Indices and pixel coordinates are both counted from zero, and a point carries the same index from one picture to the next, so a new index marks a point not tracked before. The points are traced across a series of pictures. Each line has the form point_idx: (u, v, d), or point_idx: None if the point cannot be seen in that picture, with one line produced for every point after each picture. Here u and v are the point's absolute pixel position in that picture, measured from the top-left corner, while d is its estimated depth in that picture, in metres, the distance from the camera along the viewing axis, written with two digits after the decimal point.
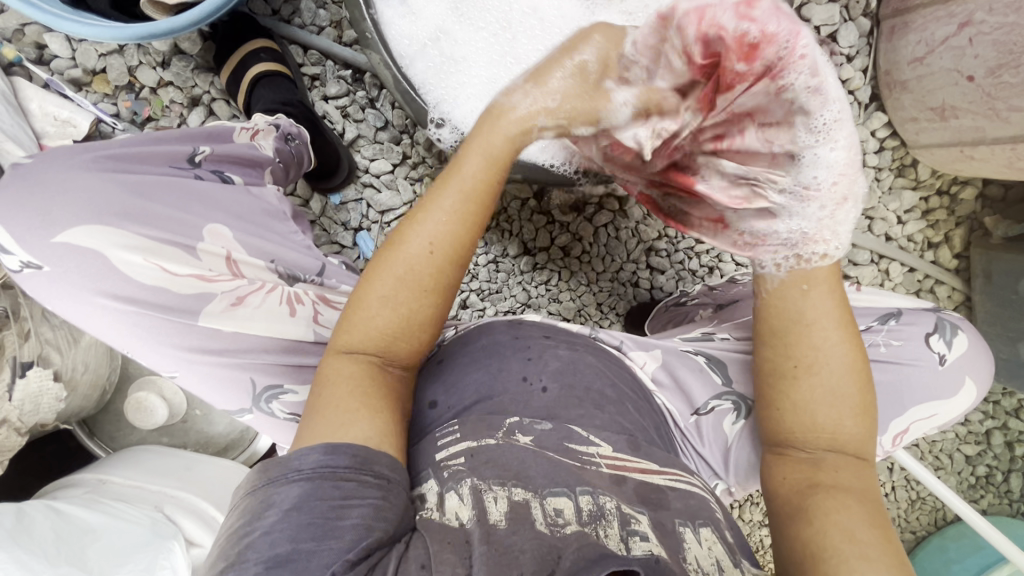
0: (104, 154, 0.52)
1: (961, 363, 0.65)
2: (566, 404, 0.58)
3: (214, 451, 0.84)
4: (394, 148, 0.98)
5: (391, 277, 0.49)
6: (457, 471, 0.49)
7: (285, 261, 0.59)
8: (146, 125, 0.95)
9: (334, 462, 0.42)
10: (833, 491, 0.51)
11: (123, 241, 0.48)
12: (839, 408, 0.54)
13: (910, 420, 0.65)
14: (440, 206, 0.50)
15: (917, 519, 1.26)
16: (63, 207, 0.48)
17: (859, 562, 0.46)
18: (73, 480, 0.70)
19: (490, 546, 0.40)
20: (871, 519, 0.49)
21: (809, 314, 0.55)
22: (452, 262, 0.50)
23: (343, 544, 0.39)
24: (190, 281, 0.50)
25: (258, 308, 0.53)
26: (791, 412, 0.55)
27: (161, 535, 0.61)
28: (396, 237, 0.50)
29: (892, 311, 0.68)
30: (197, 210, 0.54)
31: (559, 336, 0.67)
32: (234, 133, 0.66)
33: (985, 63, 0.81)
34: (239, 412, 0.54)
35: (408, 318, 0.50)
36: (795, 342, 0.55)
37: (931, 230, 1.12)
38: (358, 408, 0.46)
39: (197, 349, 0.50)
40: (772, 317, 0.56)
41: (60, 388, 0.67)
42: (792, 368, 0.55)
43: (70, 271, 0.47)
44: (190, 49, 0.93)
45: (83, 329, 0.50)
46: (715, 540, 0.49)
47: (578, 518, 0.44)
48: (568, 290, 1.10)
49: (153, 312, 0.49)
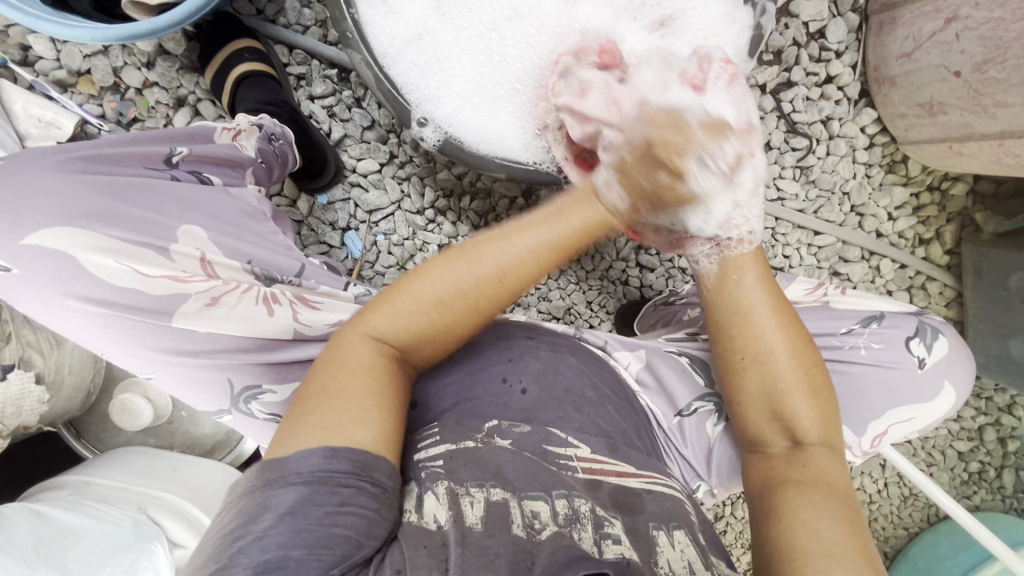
0: (76, 155, 0.52)
1: (941, 367, 0.64)
2: (545, 406, 0.58)
3: (200, 453, 0.84)
4: (380, 148, 0.98)
5: (453, 280, 0.51)
6: (435, 471, 0.48)
7: (262, 261, 0.59)
8: (132, 126, 0.95)
9: (335, 467, 0.41)
10: (800, 488, 0.52)
11: (95, 243, 0.48)
12: (792, 394, 0.56)
13: (887, 423, 0.65)
14: (566, 222, 0.53)
15: (910, 515, 1.26)
16: (32, 212, 0.47)
17: (825, 561, 0.45)
18: (58, 482, 0.70)
19: (465, 547, 0.41)
20: (839, 516, 0.49)
21: (747, 304, 0.58)
22: (511, 293, 0.53)
23: (333, 557, 0.38)
24: (165, 282, 0.50)
25: (232, 308, 0.52)
26: (757, 401, 0.58)
27: (142, 537, 0.61)
28: (473, 247, 0.52)
29: (874, 314, 0.67)
30: (177, 212, 0.55)
31: (541, 336, 0.67)
32: (216, 133, 0.66)
33: (971, 59, 0.80)
34: (218, 413, 0.54)
35: (446, 325, 0.52)
36: (740, 334, 0.58)
37: (922, 226, 1.12)
38: (373, 407, 0.45)
39: (171, 350, 0.50)
40: (717, 311, 0.60)
41: (42, 390, 0.67)
42: (743, 359, 0.58)
43: (39, 274, 0.47)
44: (175, 49, 0.93)
45: (61, 333, 0.50)
46: (688, 541, 0.49)
47: (553, 521, 0.44)
48: (557, 288, 1.10)
49: (126, 313, 0.48)
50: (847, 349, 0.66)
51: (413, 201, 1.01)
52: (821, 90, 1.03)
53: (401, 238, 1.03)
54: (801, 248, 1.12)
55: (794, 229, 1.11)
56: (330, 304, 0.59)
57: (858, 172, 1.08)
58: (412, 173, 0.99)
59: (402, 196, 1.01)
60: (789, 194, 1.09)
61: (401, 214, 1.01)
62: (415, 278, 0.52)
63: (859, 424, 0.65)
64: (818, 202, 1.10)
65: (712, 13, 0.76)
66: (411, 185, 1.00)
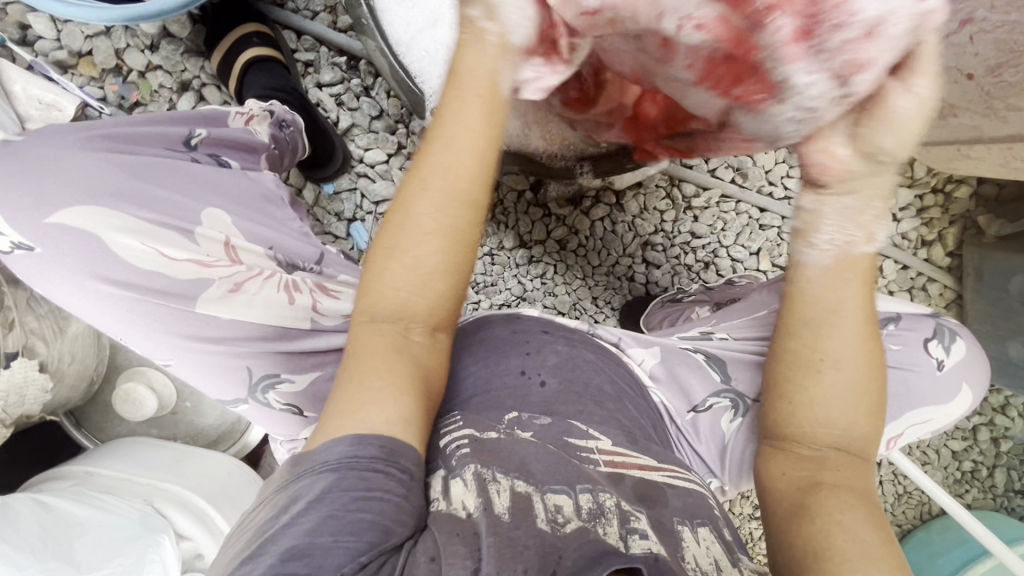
0: (101, 133, 0.51)
1: (959, 369, 0.65)
2: (564, 400, 0.58)
3: (204, 442, 0.83)
4: (388, 138, 0.97)
5: (412, 232, 0.49)
6: (463, 456, 0.48)
7: (284, 248, 0.57)
8: (134, 110, 0.93)
9: (362, 452, 0.41)
10: (838, 491, 0.50)
11: (121, 222, 0.47)
12: (856, 399, 0.53)
13: (906, 424, 0.66)
14: (466, 119, 0.48)
15: (904, 513, 1.28)
16: (57, 190, 0.46)
17: (862, 563, 0.45)
18: (60, 472, 0.69)
19: (497, 537, 0.40)
20: (871, 519, 0.49)
21: (835, 305, 0.51)
22: (459, 218, 0.49)
23: (361, 543, 0.38)
24: (191, 266, 0.49)
25: (255, 295, 0.51)
26: (815, 400, 0.53)
27: (150, 529, 0.60)
28: (405, 195, 0.50)
29: (891, 315, 0.68)
30: (201, 196, 0.53)
31: (557, 330, 0.67)
32: (229, 117, 0.64)
33: (985, 62, 0.80)
34: (234, 403, 0.53)
35: (432, 272, 0.49)
36: (817, 336, 0.52)
37: (926, 228, 1.13)
38: (383, 386, 0.46)
39: (193, 337, 0.49)
40: (797, 296, 0.53)
41: (45, 379, 0.65)
42: (819, 356, 0.52)
43: (64, 254, 0.46)
44: (179, 32, 0.91)
45: (79, 316, 0.49)
46: (713, 539, 0.49)
47: (577, 515, 0.44)
48: (564, 284, 1.10)
49: (152, 297, 0.47)
50: None
51: None
52: None
53: None
54: None
55: None
56: (349, 294, 0.59)
57: None
58: None
59: None
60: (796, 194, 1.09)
61: None
62: (376, 248, 0.51)
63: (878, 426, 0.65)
64: None
65: None
66: None
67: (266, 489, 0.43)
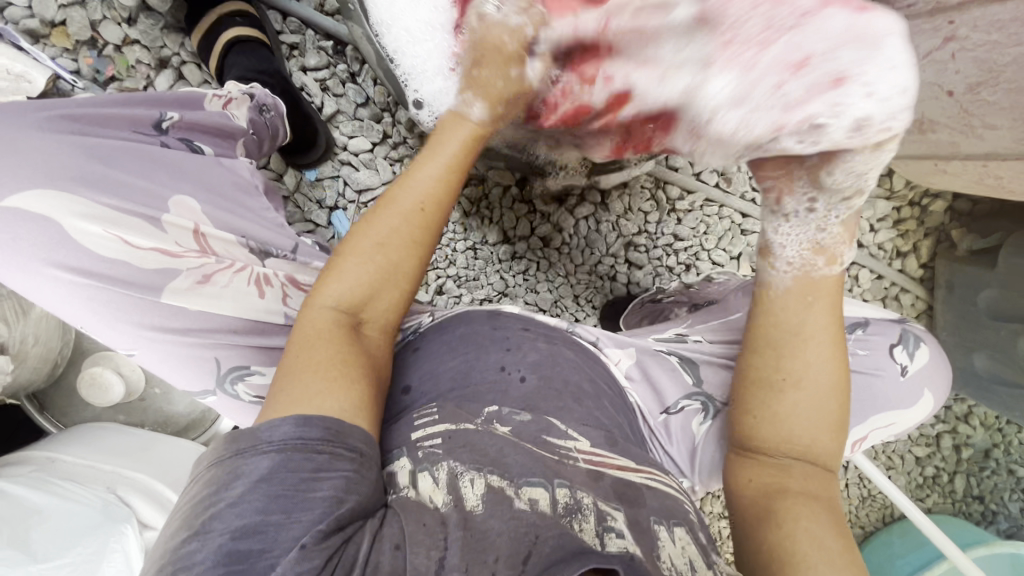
0: (62, 113, 0.49)
1: (923, 377, 0.65)
2: (544, 396, 0.60)
3: (173, 431, 0.81)
4: (374, 126, 0.95)
5: (386, 225, 0.53)
6: (434, 453, 0.49)
7: (257, 236, 0.55)
8: (109, 85, 0.90)
9: (307, 434, 0.42)
10: (801, 498, 0.52)
11: (83, 208, 0.45)
12: (818, 421, 0.54)
13: (870, 428, 0.67)
14: (453, 141, 0.57)
15: (867, 515, 1.32)
16: (15, 173, 0.44)
17: (823, 564, 0.47)
18: (19, 457, 0.67)
19: (465, 531, 0.42)
20: (836, 528, 0.50)
21: (806, 326, 0.54)
22: (438, 224, 0.55)
23: (314, 515, 0.39)
24: (155, 256, 0.47)
25: (226, 286, 0.50)
26: (778, 419, 0.54)
27: (111, 517, 0.59)
28: (390, 194, 0.54)
29: (859, 320, 0.68)
30: (169, 180, 0.51)
31: (537, 327, 0.69)
32: (206, 100, 0.62)
33: (966, 79, 0.81)
34: (203, 394, 0.51)
35: (392, 271, 0.53)
36: (787, 352, 0.54)
37: (901, 239, 1.16)
38: (336, 377, 0.47)
39: (158, 328, 0.47)
40: (761, 322, 0.55)
41: (6, 360, 0.63)
42: (783, 378, 0.54)
43: (20, 239, 0.44)
44: (159, 6, 0.87)
45: (39, 304, 0.46)
46: (688, 540, 0.50)
47: (553, 508, 0.45)
48: (546, 281, 1.10)
49: (113, 285, 0.45)
50: (835, 354, 0.66)
51: None
52: None
53: None
54: None
55: None
56: None
57: None
58: (405, 154, 0.98)
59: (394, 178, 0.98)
60: None
61: None
62: (349, 240, 0.53)
63: (842, 430, 0.66)
64: None
65: None
66: (403, 166, 0.98)
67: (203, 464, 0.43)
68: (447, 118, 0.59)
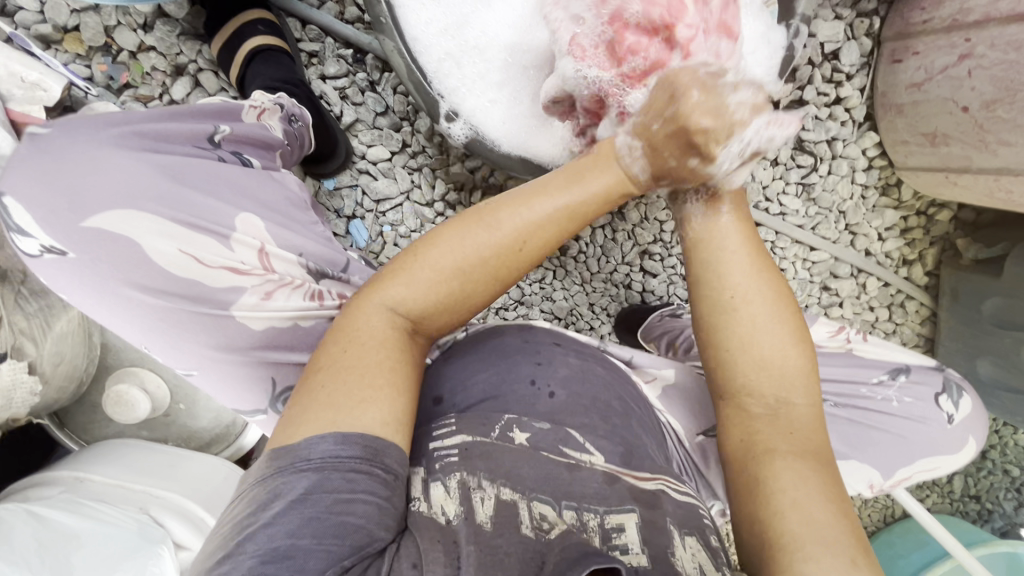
0: (133, 129, 0.49)
1: (968, 423, 0.67)
2: (572, 412, 0.59)
3: (196, 446, 0.80)
4: (393, 135, 0.95)
5: (473, 249, 0.52)
6: (451, 462, 0.50)
7: (313, 255, 0.56)
8: (122, 92, 0.88)
9: (345, 452, 0.44)
10: (788, 458, 0.51)
11: (160, 228, 0.46)
12: (773, 351, 0.55)
13: (915, 471, 0.67)
14: (588, 186, 0.54)
15: (868, 515, 1.35)
16: (96, 192, 0.45)
17: (817, 547, 0.45)
18: (46, 477, 0.66)
19: (477, 546, 0.43)
20: (825, 491, 0.49)
21: (727, 249, 0.57)
22: (530, 263, 0.54)
23: (342, 548, 0.40)
24: (224, 274, 0.48)
25: (289, 302, 0.51)
26: (736, 348, 0.56)
27: (149, 539, 0.59)
28: (492, 218, 0.53)
29: (901, 366, 0.68)
30: (235, 198, 0.51)
31: (568, 343, 0.68)
32: (243, 111, 0.61)
33: (981, 97, 0.83)
34: (252, 412, 0.52)
35: (463, 293, 0.53)
36: (719, 277, 0.56)
37: (908, 248, 1.18)
38: (382, 387, 0.48)
39: (222, 348, 0.48)
40: (695, 252, 0.58)
41: (35, 381, 0.62)
42: (731, 300, 0.56)
43: (98, 259, 0.45)
44: (176, 12, 0.86)
45: (100, 322, 0.47)
46: (701, 549, 0.49)
47: (560, 522, 0.46)
48: (562, 289, 1.11)
49: (184, 304, 0.47)
50: (880, 400, 0.66)
51: (423, 192, 0.98)
52: (829, 111, 1.06)
53: (408, 231, 1.00)
54: (796, 262, 1.16)
55: (792, 243, 1.15)
56: None
57: (855, 193, 1.12)
58: (424, 164, 0.97)
59: (412, 187, 0.98)
60: (791, 210, 1.12)
61: (409, 205, 0.98)
62: (431, 249, 0.53)
63: (888, 468, 0.66)
64: (815, 219, 1.14)
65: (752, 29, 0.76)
66: (421, 176, 0.97)
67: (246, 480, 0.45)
68: (597, 155, 0.55)
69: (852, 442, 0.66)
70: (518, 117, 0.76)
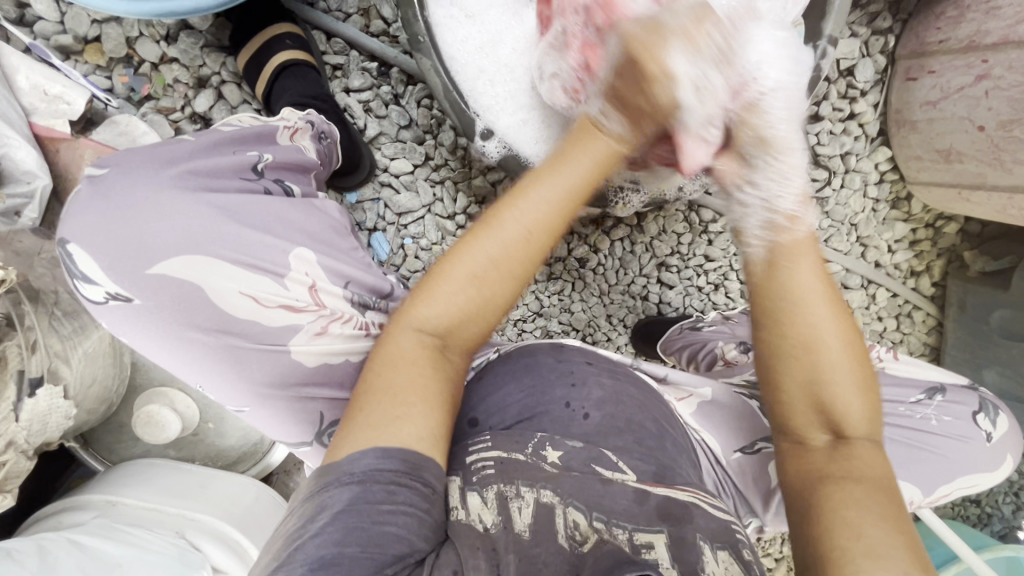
0: (189, 168, 0.50)
1: (1003, 442, 0.70)
2: (608, 435, 0.56)
3: (223, 465, 0.79)
4: (416, 148, 0.94)
5: (482, 253, 0.50)
6: (486, 476, 0.49)
7: (359, 283, 0.56)
8: (143, 104, 0.86)
9: (386, 465, 0.43)
10: (843, 483, 0.48)
11: (223, 271, 0.47)
12: (843, 386, 0.50)
13: (955, 488, 0.68)
14: (575, 168, 0.52)
15: None
16: (162, 236, 0.46)
17: (865, 562, 0.42)
18: (77, 502, 0.65)
19: (517, 556, 0.42)
20: (883, 512, 0.45)
21: (805, 290, 0.51)
22: (542, 249, 0.51)
23: (387, 555, 0.40)
24: (281, 313, 0.49)
25: (339, 337, 0.52)
26: (800, 388, 0.51)
27: (187, 565, 0.58)
28: (493, 215, 0.51)
29: (936, 386, 0.71)
30: (286, 232, 0.52)
31: (600, 362, 0.65)
32: (278, 132, 0.61)
33: (998, 117, 0.86)
34: (297, 444, 0.53)
35: (485, 301, 0.51)
36: (795, 318, 0.51)
37: (916, 259, 1.20)
38: (415, 403, 0.47)
39: (279, 384, 0.50)
40: (762, 295, 0.53)
41: (70, 405, 0.61)
42: (801, 344, 0.51)
43: (162, 304, 0.46)
44: (200, 23, 0.85)
45: (164, 364, 0.49)
46: (733, 561, 0.46)
47: (594, 531, 0.44)
48: (580, 301, 1.11)
49: (246, 344, 0.48)
50: (919, 419, 0.68)
51: (445, 206, 0.97)
52: (844, 126, 1.08)
53: (429, 243, 0.99)
54: None
55: None
56: None
57: (867, 206, 1.14)
58: (447, 177, 0.96)
59: (434, 200, 0.97)
60: None
61: (431, 218, 0.97)
62: (445, 261, 0.51)
63: (932, 485, 0.67)
64: (828, 232, 1.15)
65: None
66: (444, 189, 0.96)
67: (292, 499, 0.44)
68: (577, 135, 0.54)
69: (898, 461, 0.66)
70: (547, 134, 0.76)
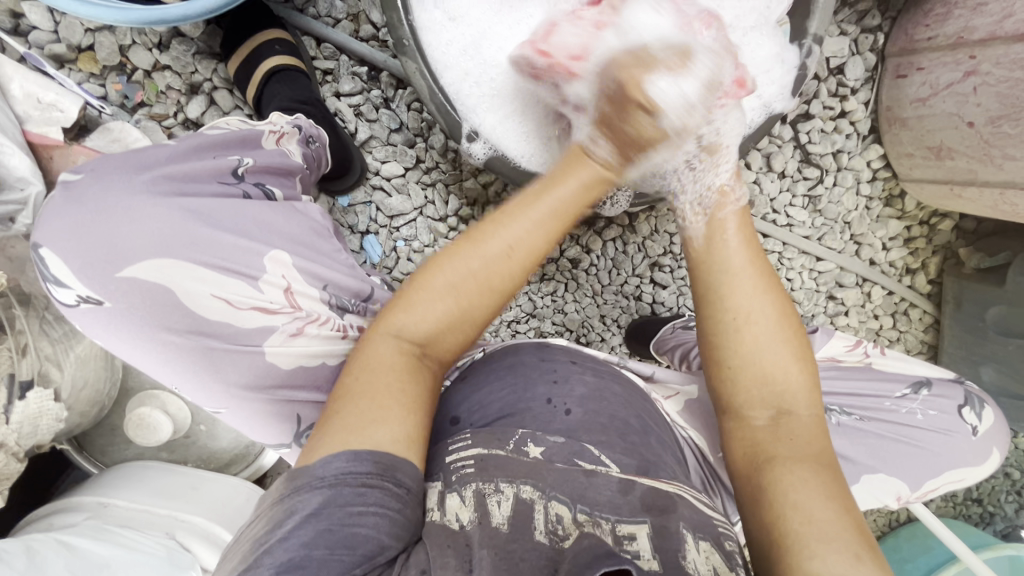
0: (162, 174, 0.50)
1: (989, 434, 0.70)
2: (589, 429, 0.56)
3: (215, 467, 0.80)
4: (407, 152, 0.94)
5: (463, 265, 0.52)
6: (465, 475, 0.49)
7: (337, 285, 0.57)
8: (137, 111, 0.88)
9: (358, 468, 0.43)
10: (789, 464, 0.49)
11: (192, 273, 0.48)
12: (776, 360, 0.54)
13: (942, 481, 0.68)
14: (559, 191, 0.55)
15: (876, 520, 1.34)
16: (132, 240, 0.46)
17: (817, 546, 0.43)
18: (68, 504, 0.66)
19: (491, 549, 0.42)
20: (828, 492, 0.47)
21: (733, 264, 0.56)
22: (524, 268, 0.53)
23: (355, 556, 0.40)
24: (255, 315, 0.50)
25: (316, 338, 0.53)
26: (737, 371, 0.55)
27: (175, 566, 0.58)
28: (478, 233, 0.53)
29: (922, 379, 0.71)
30: (263, 236, 0.53)
31: (584, 361, 0.64)
32: (263, 137, 0.62)
33: (987, 113, 0.85)
34: (278, 445, 0.54)
35: (465, 312, 0.52)
36: (720, 296, 0.56)
37: (911, 257, 1.19)
38: (388, 409, 0.47)
39: (249, 387, 0.50)
40: (700, 272, 0.58)
41: (60, 407, 0.62)
42: (733, 321, 0.55)
43: (133, 307, 0.46)
44: (192, 32, 0.86)
45: (137, 367, 0.49)
46: (712, 549, 0.46)
47: (575, 527, 0.45)
48: (573, 301, 1.11)
49: (219, 345, 0.49)
50: (904, 412, 0.68)
51: (436, 208, 0.97)
52: (835, 124, 1.08)
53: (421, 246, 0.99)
54: (803, 272, 1.17)
55: (799, 254, 1.16)
56: None
57: (860, 204, 1.14)
58: (438, 179, 0.96)
59: (426, 202, 0.97)
60: (798, 221, 1.14)
61: (422, 220, 0.98)
62: (428, 270, 0.52)
63: (918, 479, 0.67)
64: (821, 230, 1.15)
65: (763, 51, 0.77)
66: (435, 191, 0.97)
67: (265, 496, 0.44)
68: (568, 163, 0.57)
69: (880, 457, 0.67)
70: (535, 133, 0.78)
